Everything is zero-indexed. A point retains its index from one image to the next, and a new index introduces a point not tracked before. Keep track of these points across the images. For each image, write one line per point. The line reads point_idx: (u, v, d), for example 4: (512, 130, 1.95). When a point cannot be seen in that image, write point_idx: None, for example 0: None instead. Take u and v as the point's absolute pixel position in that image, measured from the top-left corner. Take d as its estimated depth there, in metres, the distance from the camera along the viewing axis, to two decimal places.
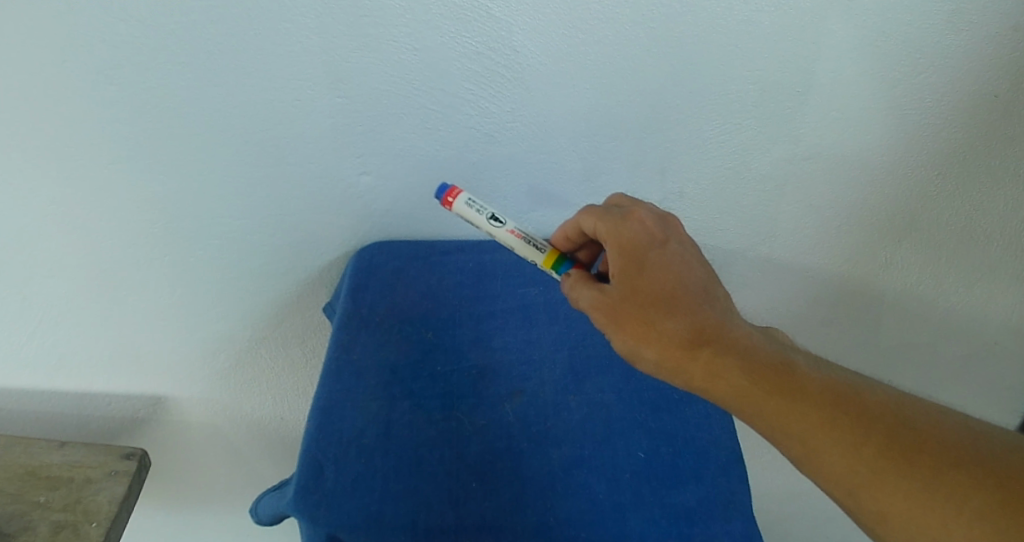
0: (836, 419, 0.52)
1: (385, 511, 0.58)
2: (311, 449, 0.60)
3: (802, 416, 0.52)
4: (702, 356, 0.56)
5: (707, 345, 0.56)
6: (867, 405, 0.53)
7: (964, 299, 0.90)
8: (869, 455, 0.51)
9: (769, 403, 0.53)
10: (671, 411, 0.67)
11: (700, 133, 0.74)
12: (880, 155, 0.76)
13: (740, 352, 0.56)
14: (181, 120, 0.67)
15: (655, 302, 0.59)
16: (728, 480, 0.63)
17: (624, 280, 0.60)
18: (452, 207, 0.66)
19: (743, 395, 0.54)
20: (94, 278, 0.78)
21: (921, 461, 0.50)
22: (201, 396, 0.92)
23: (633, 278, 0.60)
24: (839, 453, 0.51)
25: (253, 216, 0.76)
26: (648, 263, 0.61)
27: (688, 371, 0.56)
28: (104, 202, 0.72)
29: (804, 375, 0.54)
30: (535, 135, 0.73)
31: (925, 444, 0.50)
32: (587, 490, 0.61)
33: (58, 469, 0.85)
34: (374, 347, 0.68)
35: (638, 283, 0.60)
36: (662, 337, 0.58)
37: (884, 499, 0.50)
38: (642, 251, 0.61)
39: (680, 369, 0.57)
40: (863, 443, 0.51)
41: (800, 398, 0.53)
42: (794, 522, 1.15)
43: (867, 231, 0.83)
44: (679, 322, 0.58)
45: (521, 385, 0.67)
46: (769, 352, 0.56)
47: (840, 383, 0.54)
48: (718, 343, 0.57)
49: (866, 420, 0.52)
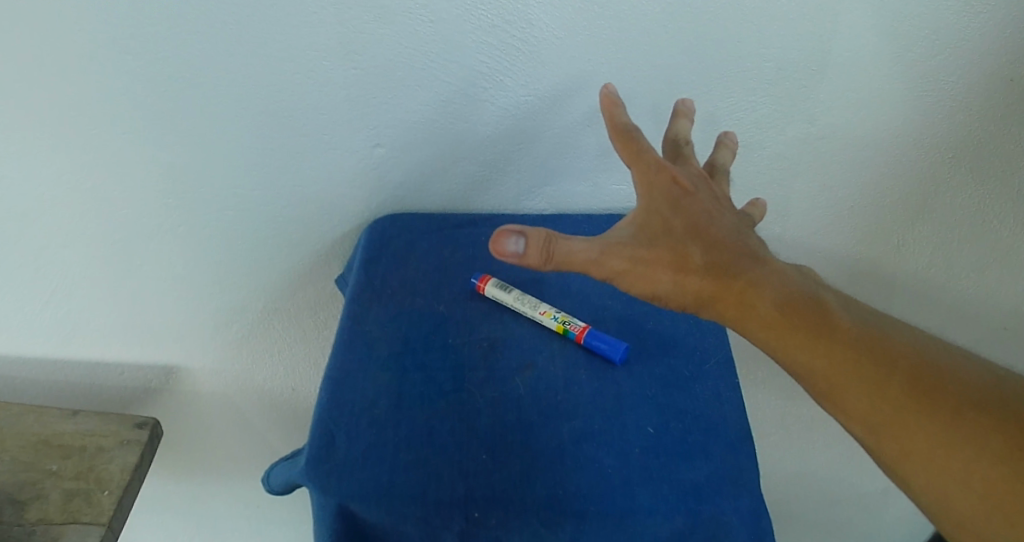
0: (864, 362, 0.55)
1: (394, 482, 0.54)
2: (323, 418, 0.58)
3: (829, 355, 0.55)
4: (733, 291, 0.56)
5: (738, 280, 0.57)
6: (893, 350, 0.56)
7: (975, 282, 0.89)
8: (893, 394, 0.54)
9: (797, 339, 0.55)
10: (696, 383, 0.62)
11: (715, 111, 0.73)
12: (896, 135, 0.75)
13: (771, 290, 0.57)
14: (193, 91, 0.67)
15: (686, 238, 0.58)
16: (737, 458, 0.58)
17: (654, 216, 0.59)
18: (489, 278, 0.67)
19: (774, 332, 0.56)
20: (105, 247, 0.79)
21: (942, 401, 0.53)
22: (212, 366, 0.93)
23: (661, 212, 0.59)
24: (862, 391, 0.54)
25: (266, 186, 0.76)
26: (677, 199, 0.59)
27: (719, 305, 0.56)
28: (120, 171, 0.72)
29: (833, 317, 0.56)
30: (549, 109, 0.72)
31: (946, 388, 0.54)
32: (596, 464, 0.56)
33: (70, 438, 0.86)
34: (386, 319, 0.66)
35: (671, 221, 0.58)
36: (693, 272, 0.56)
37: (906, 436, 0.53)
38: (676, 193, 0.59)
39: (710, 303, 0.57)
40: (889, 383, 0.54)
41: (831, 340, 0.55)
42: (796, 502, 1.16)
43: (881, 210, 0.82)
44: (709, 257, 0.57)
45: (531, 358, 0.63)
46: (805, 293, 0.57)
47: (871, 330, 0.57)
48: (752, 280, 0.57)
49: (892, 363, 0.55)
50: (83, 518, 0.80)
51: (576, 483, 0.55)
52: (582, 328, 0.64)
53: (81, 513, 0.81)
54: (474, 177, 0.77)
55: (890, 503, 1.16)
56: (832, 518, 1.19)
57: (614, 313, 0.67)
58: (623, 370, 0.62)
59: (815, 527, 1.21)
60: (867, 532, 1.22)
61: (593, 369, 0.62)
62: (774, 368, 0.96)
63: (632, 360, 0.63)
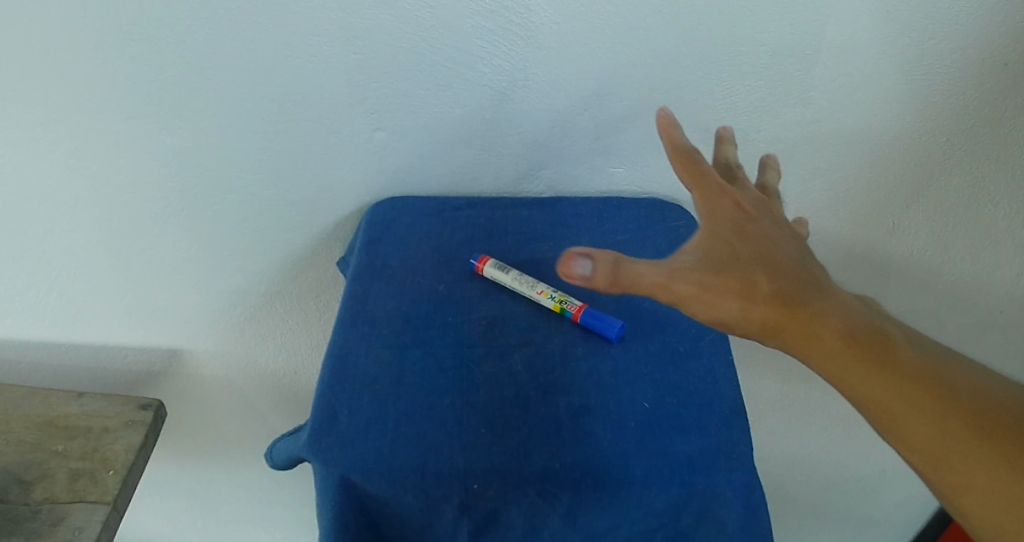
0: (929, 398, 0.53)
1: (396, 454, 0.55)
2: (325, 394, 0.59)
3: (894, 387, 0.53)
4: (801, 321, 0.55)
5: (805, 310, 0.55)
6: (956, 387, 0.54)
7: (970, 267, 0.90)
8: (956, 429, 0.53)
9: (861, 370, 0.54)
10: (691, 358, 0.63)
11: (711, 95, 0.74)
12: (890, 119, 0.76)
13: (837, 321, 0.55)
14: (198, 76, 0.69)
15: (752, 265, 0.56)
16: (730, 431, 0.58)
17: (718, 242, 0.58)
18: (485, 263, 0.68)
19: (840, 364, 0.54)
20: (110, 230, 0.81)
21: (1008, 440, 0.52)
22: (216, 350, 0.94)
23: (726, 239, 0.58)
24: (927, 426, 0.53)
25: (268, 170, 0.77)
26: (742, 226, 0.58)
27: (785, 335, 0.55)
28: (127, 155, 0.74)
29: (895, 349, 0.55)
30: (547, 94, 0.73)
31: (1010, 426, 0.53)
32: (592, 437, 0.57)
33: (76, 419, 0.88)
34: (387, 297, 0.67)
35: (736, 247, 0.57)
36: (759, 300, 0.55)
37: (969, 472, 0.52)
38: (739, 218, 0.59)
39: (776, 331, 0.55)
40: (953, 420, 0.53)
41: (895, 372, 0.54)
42: (793, 485, 1.17)
43: (875, 194, 0.83)
44: (776, 286, 0.56)
45: (530, 335, 0.64)
46: (869, 325, 0.56)
47: (933, 364, 0.55)
48: (818, 310, 0.55)
49: (957, 400, 0.54)
50: (88, 496, 0.81)
51: (573, 456, 0.56)
52: (578, 307, 0.64)
53: (87, 492, 0.82)
54: (474, 161, 0.77)
55: (887, 487, 1.17)
56: (829, 502, 1.20)
57: (611, 293, 0.68)
58: (619, 348, 0.63)
59: (812, 511, 1.22)
60: (864, 517, 1.23)
61: (590, 347, 0.63)
62: (770, 352, 0.97)
63: (628, 337, 0.64)
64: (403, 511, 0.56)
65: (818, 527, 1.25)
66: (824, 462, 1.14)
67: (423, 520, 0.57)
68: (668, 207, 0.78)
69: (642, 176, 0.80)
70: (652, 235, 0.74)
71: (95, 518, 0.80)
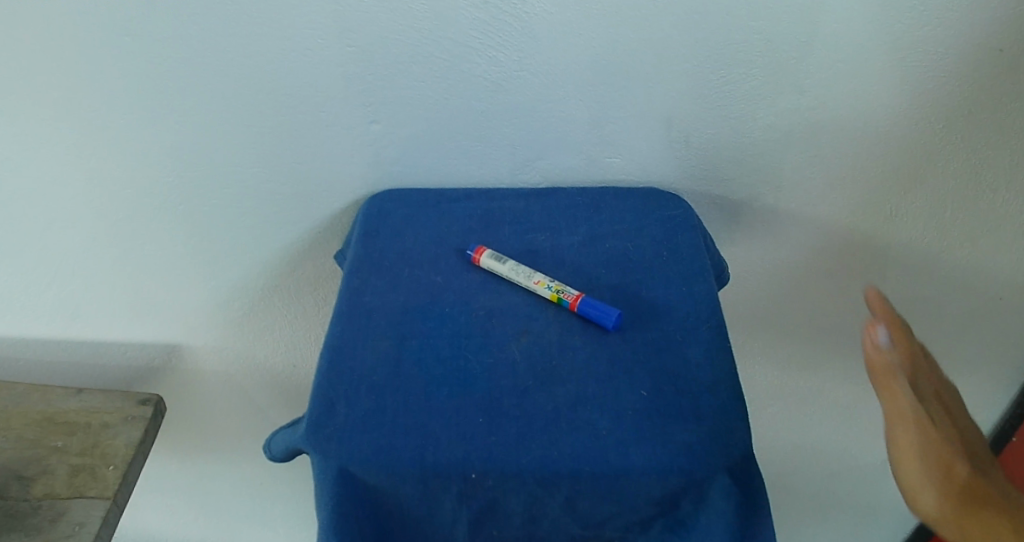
0: None
1: (394, 444, 0.55)
2: (323, 386, 0.59)
3: None
4: (982, 513, 0.59)
5: (987, 503, 0.60)
6: None
7: (969, 254, 0.90)
8: None
9: None
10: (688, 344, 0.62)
11: (706, 84, 0.73)
12: (885, 107, 0.76)
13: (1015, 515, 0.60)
14: (193, 68, 0.69)
15: (959, 458, 0.61)
16: (727, 417, 0.56)
17: (929, 422, 0.61)
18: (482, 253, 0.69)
19: None
20: (109, 224, 0.81)
21: None
22: (214, 344, 0.94)
23: (932, 417, 0.62)
24: None
25: (264, 164, 0.77)
26: (940, 418, 0.63)
27: (968, 529, 0.59)
28: (124, 150, 0.75)
29: None
30: (543, 84, 0.72)
31: None
32: (591, 426, 0.56)
33: (75, 415, 0.88)
34: (384, 289, 0.67)
35: (938, 436, 0.61)
36: (954, 480, 0.60)
37: None
38: (931, 413, 0.63)
39: (961, 525, 0.59)
40: None
41: None
42: (794, 474, 1.17)
43: (872, 182, 0.83)
44: (969, 475, 0.60)
45: (528, 325, 0.64)
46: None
47: None
48: (998, 505, 0.60)
49: None
50: (88, 491, 0.82)
51: (571, 445, 0.55)
52: (575, 296, 0.64)
53: (87, 487, 0.82)
54: (470, 152, 0.77)
55: (889, 476, 1.17)
56: (831, 492, 1.20)
57: (608, 282, 0.68)
58: (616, 337, 0.63)
59: (814, 501, 1.22)
60: (867, 509, 1.22)
61: (588, 336, 0.63)
62: (763, 338, 1.00)
63: (627, 326, 0.63)
64: (403, 502, 0.56)
65: (821, 518, 1.25)
66: (824, 450, 1.14)
67: (423, 510, 0.57)
68: (666, 195, 0.77)
69: (639, 165, 0.79)
70: (650, 223, 0.73)
71: (95, 514, 0.80)
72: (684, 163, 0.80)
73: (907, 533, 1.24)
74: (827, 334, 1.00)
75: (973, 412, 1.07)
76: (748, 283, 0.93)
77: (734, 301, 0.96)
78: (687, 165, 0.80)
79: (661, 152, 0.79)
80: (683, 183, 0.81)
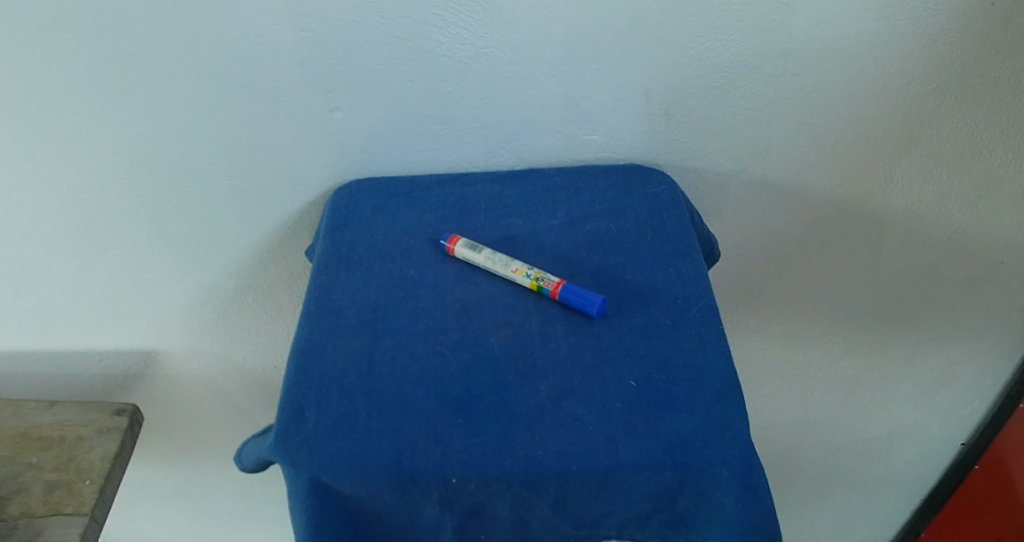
0: None
1: (368, 451, 0.52)
2: (291, 391, 0.55)
3: None
4: None
5: None
6: None
7: (967, 218, 0.86)
8: None
9: None
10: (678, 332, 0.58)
11: (684, 52, 0.70)
12: (874, 68, 0.72)
13: None
14: (141, 63, 0.65)
15: None
16: (723, 405, 0.53)
17: None
18: (457, 244, 0.66)
19: None
20: (68, 231, 0.78)
21: None
22: (190, 349, 0.91)
23: None
24: None
25: (225, 160, 0.73)
26: None
27: None
28: (76, 153, 0.71)
29: None
30: (512, 61, 0.69)
31: None
32: (576, 422, 0.53)
33: (48, 430, 0.85)
34: (354, 286, 0.63)
35: None
36: None
37: None
38: None
39: None
40: None
41: None
42: (796, 450, 1.15)
43: (864, 148, 0.79)
44: None
45: (507, 316, 0.60)
46: None
47: None
48: None
49: None
50: (65, 508, 0.78)
51: (557, 443, 0.52)
52: (556, 283, 0.61)
53: (63, 504, 0.78)
54: (440, 136, 0.73)
55: (893, 449, 1.14)
56: (835, 467, 1.17)
57: (590, 266, 0.64)
58: (601, 324, 0.59)
59: (818, 478, 1.19)
60: (872, 483, 1.19)
61: (571, 325, 0.59)
62: (758, 314, 0.97)
63: (611, 312, 0.60)
64: (381, 511, 0.53)
65: (826, 495, 1.22)
66: (826, 426, 1.11)
67: (404, 518, 0.53)
68: (649, 172, 0.74)
69: (618, 141, 0.76)
70: (633, 202, 0.70)
71: (73, 531, 0.77)
72: (666, 137, 0.76)
73: (915, 506, 1.21)
74: (823, 307, 0.96)
75: (977, 381, 1.04)
76: (739, 259, 0.90)
77: (725, 277, 0.92)
78: (669, 139, 0.76)
79: (641, 126, 0.75)
80: (666, 158, 0.78)
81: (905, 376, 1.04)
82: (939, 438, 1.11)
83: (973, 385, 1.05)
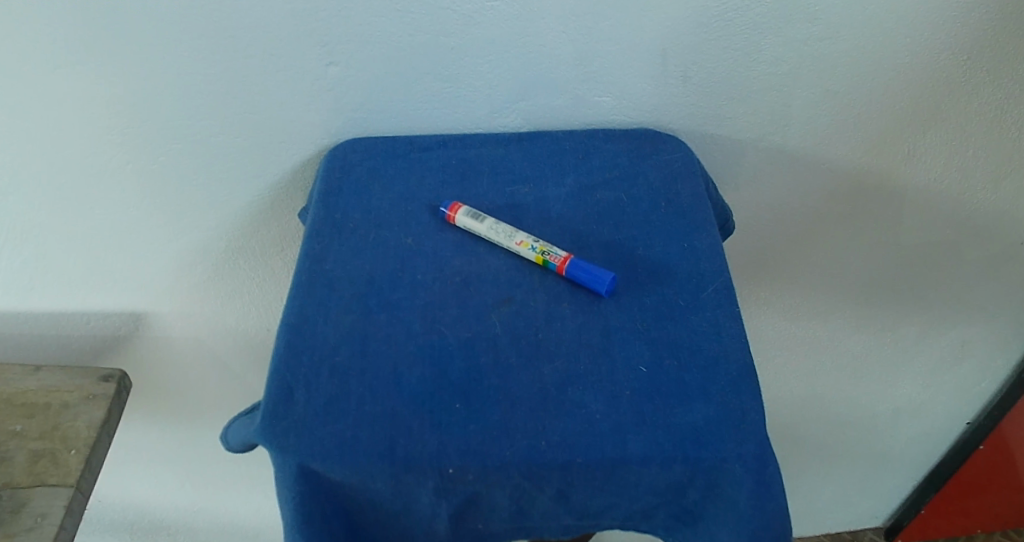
0: None
1: (361, 436, 0.49)
2: (280, 370, 0.52)
3: None
4: None
5: None
6: None
7: (992, 194, 0.82)
8: None
9: None
10: (692, 312, 0.55)
11: (706, 9, 0.64)
12: (911, 31, 0.67)
13: None
14: (123, 10, 0.60)
15: None
16: (738, 396, 0.50)
17: None
18: (457, 215, 0.62)
19: None
20: (50, 188, 0.73)
21: None
22: (181, 311, 0.88)
23: None
24: None
25: (213, 116, 0.69)
26: None
27: None
28: (56, 106, 0.66)
29: None
30: (521, 14, 0.63)
31: None
32: (582, 409, 0.49)
33: (34, 395, 0.82)
34: (348, 256, 0.59)
35: None
36: None
37: None
38: None
39: None
40: None
41: None
42: (802, 423, 1.12)
43: (893, 116, 0.74)
44: None
45: (510, 293, 0.57)
46: None
47: None
48: None
49: None
50: (49, 479, 0.75)
51: (561, 433, 0.48)
52: (563, 258, 0.57)
53: (48, 474, 0.76)
54: (442, 94, 0.69)
55: (899, 424, 1.12)
56: (842, 440, 1.15)
57: (599, 239, 0.61)
58: (610, 303, 0.56)
59: (822, 452, 1.17)
60: (878, 457, 1.17)
61: (578, 303, 0.56)
62: (771, 285, 0.93)
63: (621, 290, 0.56)
64: (374, 497, 0.50)
65: (829, 469, 1.20)
66: (833, 399, 1.08)
67: (397, 505, 0.50)
68: (663, 136, 0.69)
69: (631, 104, 0.71)
70: (645, 169, 0.66)
71: (58, 503, 0.74)
72: (682, 101, 0.71)
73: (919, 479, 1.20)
74: (839, 279, 0.93)
75: (988, 359, 1.02)
76: (754, 230, 0.86)
77: (739, 248, 0.88)
78: (685, 103, 0.71)
79: (655, 89, 0.70)
80: (681, 123, 0.73)
81: (917, 352, 1.01)
82: (945, 415, 1.09)
83: (984, 363, 1.02)
